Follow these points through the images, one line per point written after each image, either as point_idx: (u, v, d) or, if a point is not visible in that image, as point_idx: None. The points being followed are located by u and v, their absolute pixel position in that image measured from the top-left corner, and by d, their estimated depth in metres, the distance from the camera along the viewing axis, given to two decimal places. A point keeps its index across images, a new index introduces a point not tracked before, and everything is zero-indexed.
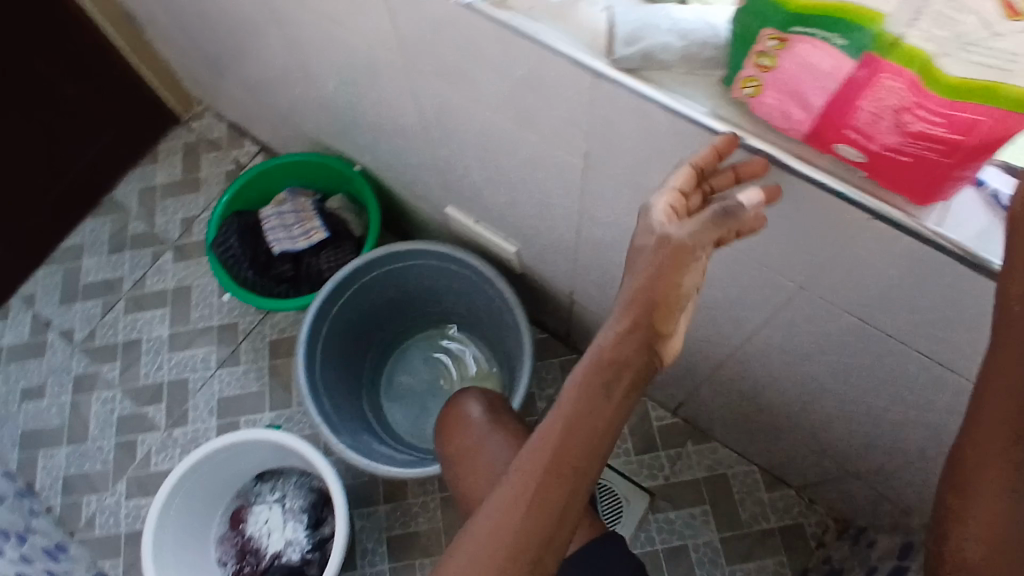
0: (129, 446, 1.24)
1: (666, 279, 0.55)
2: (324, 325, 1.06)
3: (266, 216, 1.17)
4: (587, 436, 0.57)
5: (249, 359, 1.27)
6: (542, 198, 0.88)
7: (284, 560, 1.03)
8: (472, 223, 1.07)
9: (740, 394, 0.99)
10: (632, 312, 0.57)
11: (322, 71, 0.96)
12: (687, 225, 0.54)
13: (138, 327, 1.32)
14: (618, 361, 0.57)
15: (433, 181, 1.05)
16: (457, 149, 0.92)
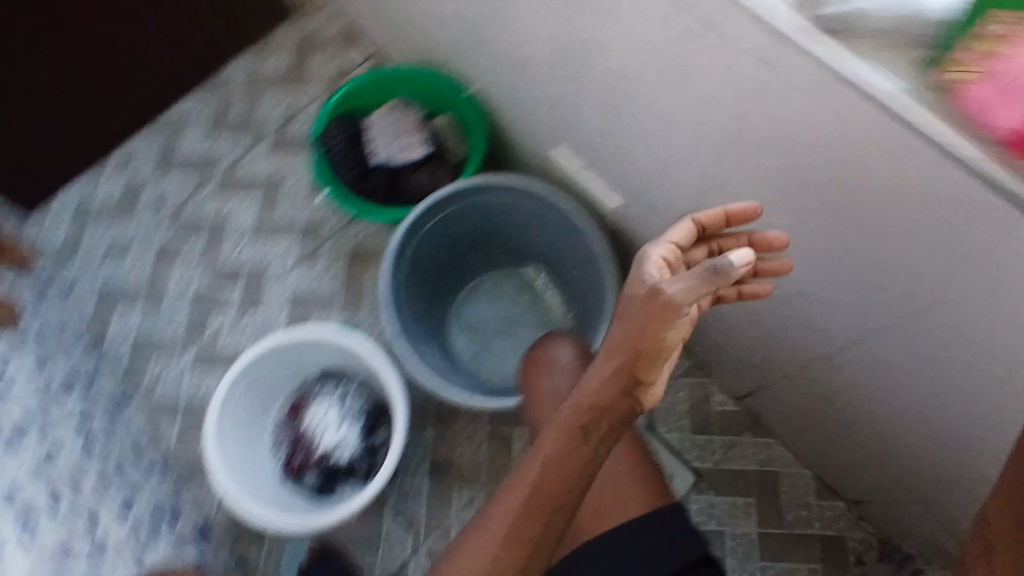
0: (201, 320, 1.27)
1: (652, 333, 0.60)
2: (412, 242, 1.06)
3: (370, 124, 1.16)
4: (568, 466, 0.65)
5: (327, 262, 1.29)
6: (666, 157, 0.84)
7: (333, 458, 1.05)
8: (578, 167, 1.04)
9: (820, 398, 0.95)
10: (616, 361, 0.63)
11: None
12: (678, 285, 0.59)
13: (225, 209, 1.35)
14: (601, 405, 0.64)
15: (547, 118, 1.01)
16: (586, 90, 0.88)
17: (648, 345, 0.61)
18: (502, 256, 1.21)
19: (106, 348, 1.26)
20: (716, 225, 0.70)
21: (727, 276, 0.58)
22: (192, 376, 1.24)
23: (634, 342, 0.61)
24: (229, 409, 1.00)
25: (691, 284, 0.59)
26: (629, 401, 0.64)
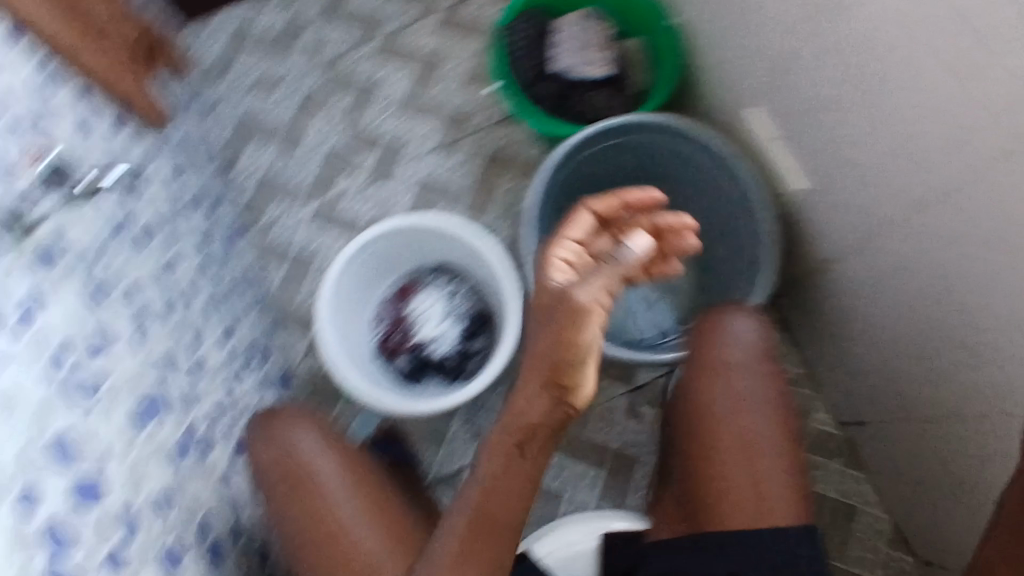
0: (330, 176, 1.26)
1: (566, 340, 0.60)
2: (573, 161, 1.01)
3: (558, 28, 1.08)
4: (511, 476, 0.69)
5: (466, 156, 1.25)
6: (881, 157, 0.75)
7: (428, 350, 1.04)
8: (770, 137, 0.96)
9: (931, 463, 0.87)
10: (538, 368, 0.64)
11: None
12: (586, 288, 0.60)
13: (379, 74, 1.31)
14: (530, 416, 0.66)
15: (754, 74, 0.92)
16: (812, 58, 0.79)
17: (563, 360, 0.62)
18: (649, 201, 1.14)
19: (232, 175, 1.26)
20: (615, 212, 0.68)
21: (618, 268, 0.62)
22: (308, 227, 1.23)
23: (552, 355, 0.62)
24: (346, 271, 0.99)
25: (594, 286, 0.60)
26: (562, 408, 0.66)
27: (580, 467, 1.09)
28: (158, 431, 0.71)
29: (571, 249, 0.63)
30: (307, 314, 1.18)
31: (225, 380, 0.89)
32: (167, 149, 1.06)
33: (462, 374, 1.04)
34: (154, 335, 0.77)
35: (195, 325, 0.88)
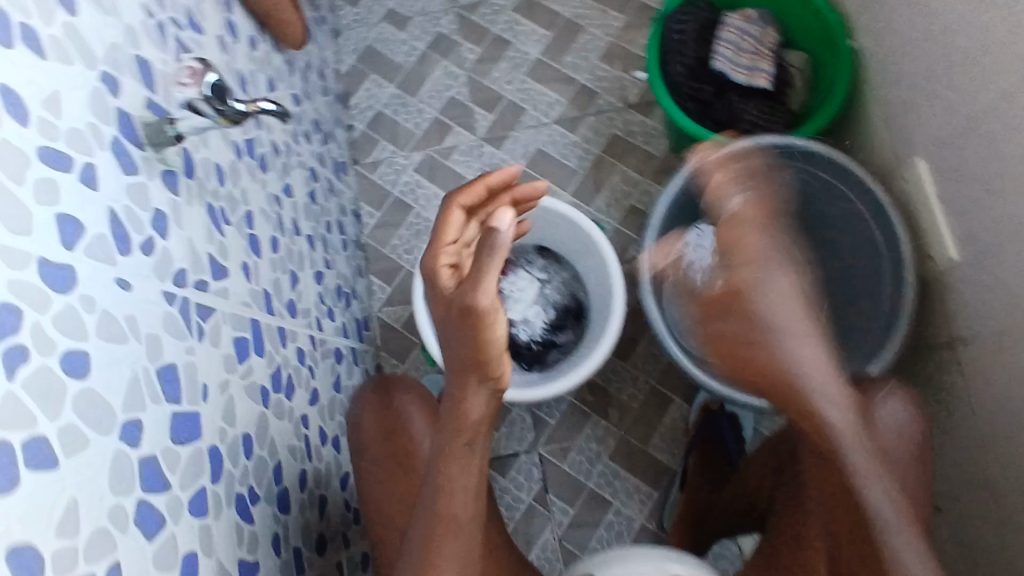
0: (444, 128, 1.21)
1: (471, 348, 0.63)
2: (707, 174, 0.93)
3: (727, 23, 0.98)
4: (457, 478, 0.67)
5: (585, 136, 1.20)
6: None
7: (512, 332, 1.01)
8: (932, 196, 0.87)
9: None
10: (459, 367, 0.66)
11: None
12: (485, 294, 0.61)
13: (514, 31, 1.24)
14: (466, 418, 0.67)
15: (937, 127, 0.84)
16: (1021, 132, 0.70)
17: (482, 353, 0.63)
18: None
19: (347, 106, 1.22)
20: (481, 199, 0.74)
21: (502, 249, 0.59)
22: (412, 176, 1.20)
23: (464, 352, 0.64)
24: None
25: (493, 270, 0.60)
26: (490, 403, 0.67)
27: (636, 480, 1.06)
28: (254, 368, 0.68)
29: (449, 252, 0.69)
30: (394, 264, 1.16)
31: (312, 325, 0.87)
32: (295, 70, 1.02)
33: (543, 364, 1.01)
34: (257, 272, 0.74)
35: (292, 265, 0.86)
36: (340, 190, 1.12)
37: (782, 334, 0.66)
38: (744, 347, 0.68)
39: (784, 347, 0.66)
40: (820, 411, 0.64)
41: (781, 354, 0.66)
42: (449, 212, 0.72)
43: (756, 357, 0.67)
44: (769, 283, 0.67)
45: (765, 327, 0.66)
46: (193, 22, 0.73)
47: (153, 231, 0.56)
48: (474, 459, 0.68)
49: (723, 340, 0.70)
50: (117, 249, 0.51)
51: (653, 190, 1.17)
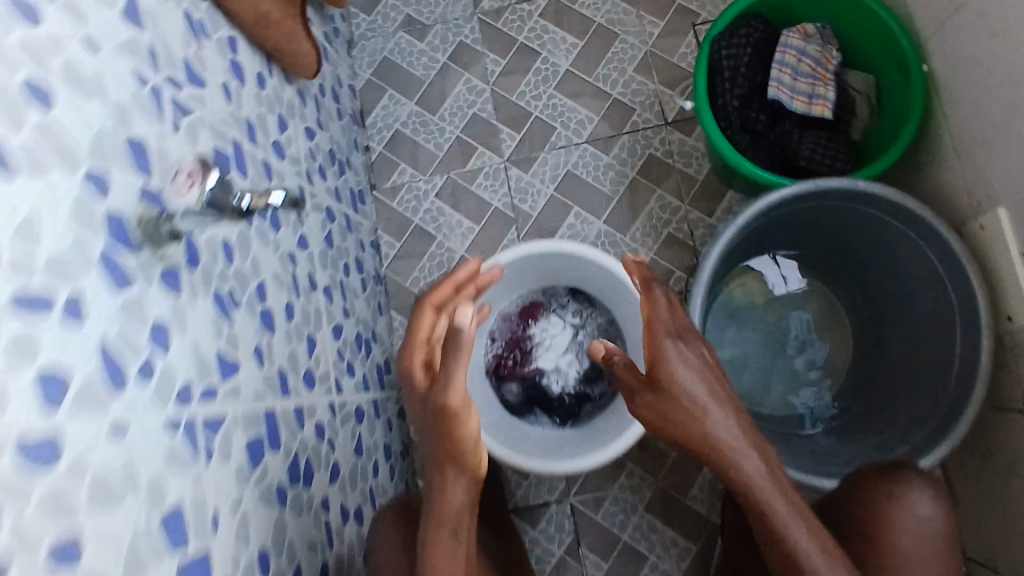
0: (467, 149, 1.13)
1: (447, 438, 0.60)
2: (755, 222, 0.84)
3: (783, 43, 0.88)
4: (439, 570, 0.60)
5: (619, 158, 1.11)
6: None
7: (542, 382, 0.95)
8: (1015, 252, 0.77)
9: None
10: (431, 465, 0.62)
11: None
12: (456, 386, 0.59)
13: (543, 40, 1.14)
14: (445, 510, 0.61)
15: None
16: None
17: (456, 438, 0.60)
18: (834, 260, 0.97)
19: (362, 126, 1.13)
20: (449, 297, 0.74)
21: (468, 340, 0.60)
22: (434, 203, 1.12)
23: (436, 444, 0.61)
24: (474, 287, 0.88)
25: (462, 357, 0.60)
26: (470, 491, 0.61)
27: (673, 532, 1.02)
28: (269, 468, 0.63)
29: (421, 350, 0.67)
30: (416, 298, 1.10)
31: (329, 391, 0.82)
32: (306, 99, 0.93)
33: (576, 419, 0.94)
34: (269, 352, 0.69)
35: (308, 329, 0.80)
36: (357, 222, 1.05)
37: (696, 402, 0.65)
38: (668, 414, 0.66)
39: (689, 416, 0.65)
40: (738, 473, 0.64)
41: (690, 421, 0.65)
42: (420, 315, 0.70)
43: (677, 418, 0.66)
44: (678, 351, 0.67)
45: (687, 398, 0.66)
46: (192, 77, 0.65)
47: (154, 345, 0.50)
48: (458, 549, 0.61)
49: (647, 416, 0.68)
50: (111, 389, 0.45)
51: (694, 218, 1.08)
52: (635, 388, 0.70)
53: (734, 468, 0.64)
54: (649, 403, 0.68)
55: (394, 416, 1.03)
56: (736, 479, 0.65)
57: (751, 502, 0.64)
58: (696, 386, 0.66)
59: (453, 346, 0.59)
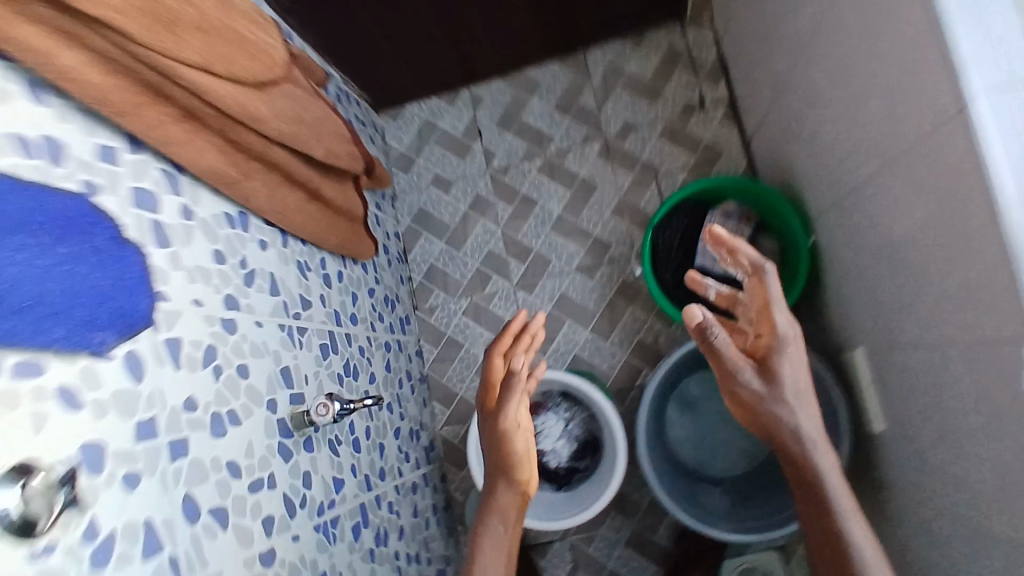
0: (485, 277, 1.50)
1: (494, 456, 0.93)
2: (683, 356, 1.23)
3: (709, 223, 1.21)
4: (487, 534, 0.88)
5: (600, 281, 1.46)
6: (938, 463, 0.92)
7: (544, 459, 1.32)
8: (865, 382, 1.11)
9: None
10: (494, 471, 0.94)
11: (874, 199, 0.95)
12: (511, 414, 0.92)
13: (539, 190, 1.50)
14: (495, 509, 0.92)
15: (868, 325, 1.07)
16: (910, 364, 0.95)
17: (508, 451, 0.92)
18: None
19: (407, 262, 1.52)
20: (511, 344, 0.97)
21: (523, 380, 0.93)
22: (461, 318, 1.50)
23: (497, 456, 0.93)
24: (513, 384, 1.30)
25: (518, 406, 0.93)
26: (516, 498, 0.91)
27: (645, 561, 1.39)
28: (364, 539, 1.06)
29: (492, 388, 0.95)
30: (451, 391, 1.49)
31: (395, 478, 1.23)
32: (369, 266, 1.32)
33: (567, 485, 1.31)
34: (358, 467, 1.10)
35: (378, 439, 1.20)
36: (406, 341, 1.44)
37: (792, 401, 0.86)
38: (766, 400, 0.87)
39: (781, 411, 0.86)
40: (807, 462, 0.85)
41: (783, 417, 0.86)
42: (491, 361, 0.96)
43: (771, 406, 0.86)
44: (787, 349, 0.88)
45: (783, 391, 0.86)
46: (304, 306, 1.03)
47: (303, 488, 0.91)
48: (500, 529, 0.90)
49: (741, 399, 0.89)
50: (290, 514, 0.87)
51: (657, 328, 1.41)
52: (735, 365, 0.87)
53: (808, 458, 0.85)
54: (753, 388, 0.87)
55: (436, 480, 1.42)
56: (806, 464, 0.85)
57: (811, 481, 0.84)
58: (794, 386, 0.87)
59: (509, 387, 0.93)
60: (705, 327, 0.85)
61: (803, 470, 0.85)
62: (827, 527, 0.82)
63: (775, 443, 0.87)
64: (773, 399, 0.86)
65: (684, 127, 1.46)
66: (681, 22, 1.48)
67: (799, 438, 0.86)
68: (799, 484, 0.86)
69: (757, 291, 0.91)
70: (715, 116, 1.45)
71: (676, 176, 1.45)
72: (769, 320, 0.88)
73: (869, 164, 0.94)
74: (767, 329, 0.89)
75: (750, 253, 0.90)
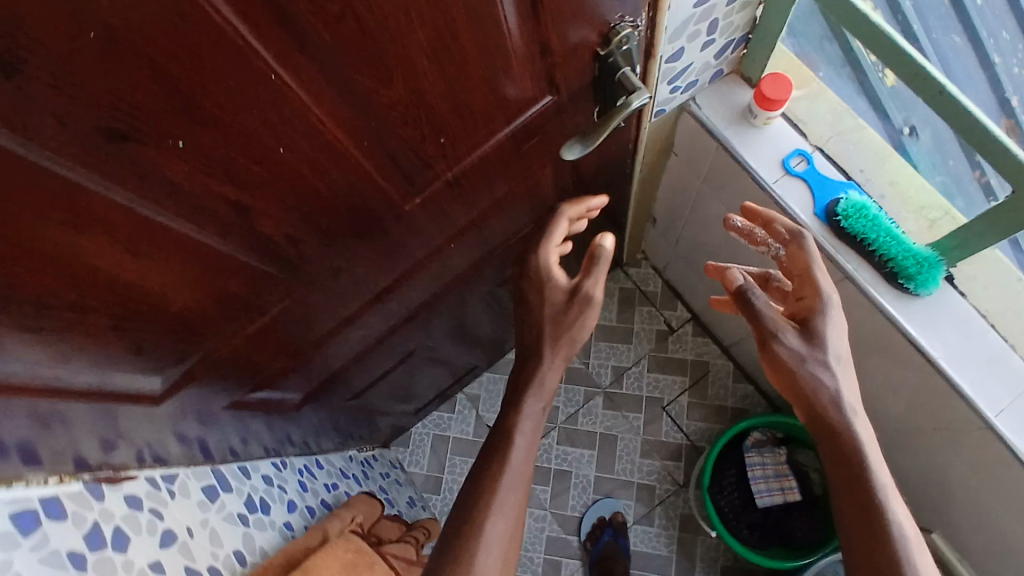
0: (554, 565, 1.51)
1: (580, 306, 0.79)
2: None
3: (750, 462, 1.33)
4: (533, 420, 0.71)
5: (662, 525, 1.50)
6: None
7: None
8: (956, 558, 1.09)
9: None
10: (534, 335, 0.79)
11: (891, 443, 1.08)
12: (597, 288, 0.79)
13: (566, 459, 1.56)
14: (542, 381, 0.76)
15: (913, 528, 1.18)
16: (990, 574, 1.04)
17: (569, 326, 0.79)
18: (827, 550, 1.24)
19: None
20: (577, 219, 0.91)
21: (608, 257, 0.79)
22: None
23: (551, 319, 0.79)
24: None
25: (598, 283, 0.80)
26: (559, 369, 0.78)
27: None
28: None
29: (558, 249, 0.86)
30: None
31: None
32: None
33: None
34: None
35: None
36: None
37: (834, 365, 0.73)
38: (800, 364, 0.73)
39: (821, 373, 0.72)
40: (847, 432, 0.69)
41: (822, 381, 0.72)
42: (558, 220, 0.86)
43: (799, 373, 0.73)
44: (833, 314, 0.75)
45: (823, 352, 0.73)
46: None
47: None
48: (536, 408, 0.73)
49: (775, 364, 0.74)
50: None
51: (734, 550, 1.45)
52: (776, 329, 0.74)
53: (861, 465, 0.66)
54: (791, 345, 0.74)
55: None
56: (848, 454, 0.67)
57: (853, 474, 0.66)
58: (835, 350, 0.74)
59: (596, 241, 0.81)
60: (746, 293, 0.76)
61: (844, 453, 0.68)
62: (866, 515, 0.64)
63: (806, 407, 0.72)
64: (816, 360, 0.72)
65: (666, 354, 1.59)
66: (620, 266, 1.64)
67: (838, 404, 0.71)
68: (835, 464, 0.68)
69: (795, 260, 0.83)
70: (687, 335, 1.59)
71: (680, 400, 1.56)
72: (812, 283, 0.77)
73: (877, 417, 1.07)
74: (811, 290, 0.77)
75: (787, 225, 0.85)
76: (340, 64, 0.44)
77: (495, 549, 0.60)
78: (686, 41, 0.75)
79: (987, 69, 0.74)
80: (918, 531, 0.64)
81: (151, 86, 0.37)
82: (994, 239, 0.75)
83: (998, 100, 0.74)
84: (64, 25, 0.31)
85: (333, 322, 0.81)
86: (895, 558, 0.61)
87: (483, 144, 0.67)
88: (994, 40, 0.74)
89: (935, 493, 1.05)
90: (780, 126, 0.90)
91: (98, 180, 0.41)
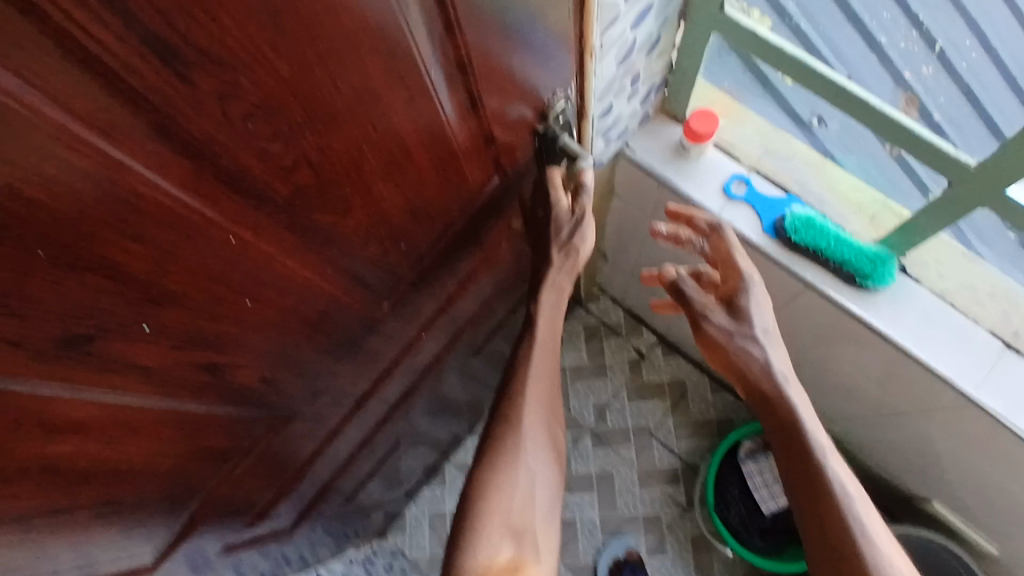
0: None
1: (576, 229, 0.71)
2: None
3: (749, 471, 1.34)
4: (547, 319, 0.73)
5: (676, 552, 1.49)
6: None
7: None
8: (959, 522, 1.13)
9: None
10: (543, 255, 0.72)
11: (876, 430, 1.11)
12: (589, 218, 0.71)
13: (569, 507, 1.53)
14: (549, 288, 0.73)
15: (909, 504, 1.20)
16: (996, 535, 1.07)
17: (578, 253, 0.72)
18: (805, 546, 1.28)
19: None
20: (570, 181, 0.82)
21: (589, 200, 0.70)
22: None
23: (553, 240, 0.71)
24: None
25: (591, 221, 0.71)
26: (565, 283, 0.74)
27: None
28: None
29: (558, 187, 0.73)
30: None
31: None
32: None
33: None
34: None
35: None
36: None
37: (761, 337, 0.72)
38: (725, 341, 0.72)
39: (750, 346, 0.71)
40: (784, 404, 0.68)
41: (751, 352, 0.71)
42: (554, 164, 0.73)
43: (727, 349, 0.72)
44: (755, 291, 0.74)
45: (751, 327, 0.72)
46: None
47: None
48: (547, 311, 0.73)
49: (711, 346, 0.74)
50: None
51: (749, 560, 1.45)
52: (703, 309, 0.74)
53: (813, 464, 0.64)
54: (720, 327, 0.73)
55: None
56: (793, 436, 0.66)
57: (806, 469, 0.64)
58: (762, 324, 0.73)
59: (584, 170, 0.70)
60: (674, 281, 0.75)
61: (795, 450, 0.65)
62: (816, 487, 0.63)
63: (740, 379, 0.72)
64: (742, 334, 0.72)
65: (642, 380, 1.60)
66: (579, 304, 1.65)
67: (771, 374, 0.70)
68: (787, 457, 0.66)
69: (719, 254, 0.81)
70: (659, 358, 1.61)
71: (665, 423, 1.57)
72: (732, 264, 0.76)
73: (858, 408, 1.10)
74: (732, 272, 0.76)
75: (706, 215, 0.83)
76: (296, 208, 0.44)
77: (536, 401, 0.70)
78: (614, 98, 0.77)
79: (895, 70, 0.73)
80: (857, 483, 0.65)
81: (108, 286, 0.35)
82: (937, 223, 0.80)
83: (892, 77, 0.74)
84: (14, 255, 0.30)
85: (317, 440, 0.78)
86: (849, 533, 0.60)
87: (442, 237, 0.66)
88: (877, 21, 0.72)
89: (930, 468, 1.07)
90: (715, 156, 0.94)
91: (57, 387, 0.38)
